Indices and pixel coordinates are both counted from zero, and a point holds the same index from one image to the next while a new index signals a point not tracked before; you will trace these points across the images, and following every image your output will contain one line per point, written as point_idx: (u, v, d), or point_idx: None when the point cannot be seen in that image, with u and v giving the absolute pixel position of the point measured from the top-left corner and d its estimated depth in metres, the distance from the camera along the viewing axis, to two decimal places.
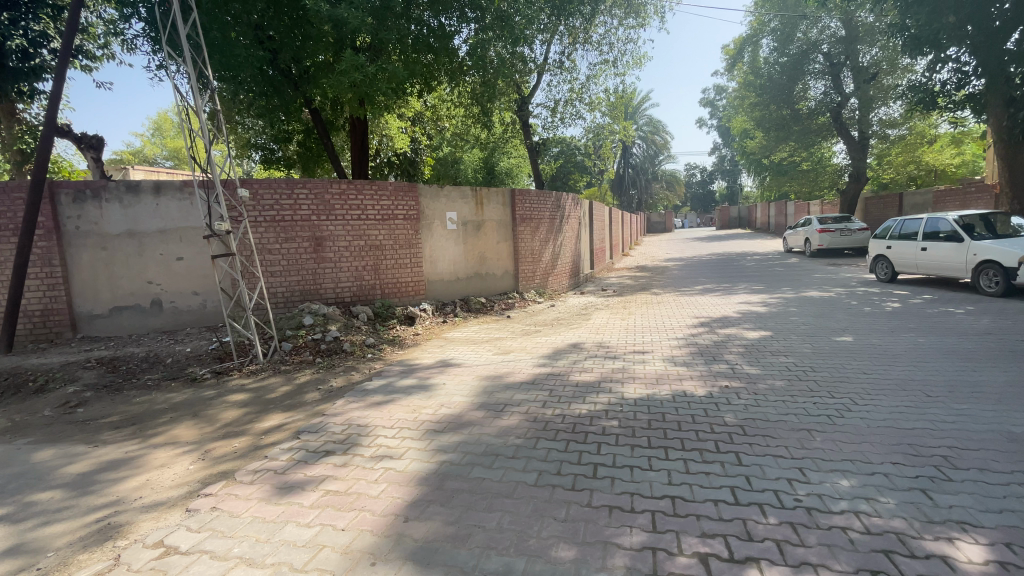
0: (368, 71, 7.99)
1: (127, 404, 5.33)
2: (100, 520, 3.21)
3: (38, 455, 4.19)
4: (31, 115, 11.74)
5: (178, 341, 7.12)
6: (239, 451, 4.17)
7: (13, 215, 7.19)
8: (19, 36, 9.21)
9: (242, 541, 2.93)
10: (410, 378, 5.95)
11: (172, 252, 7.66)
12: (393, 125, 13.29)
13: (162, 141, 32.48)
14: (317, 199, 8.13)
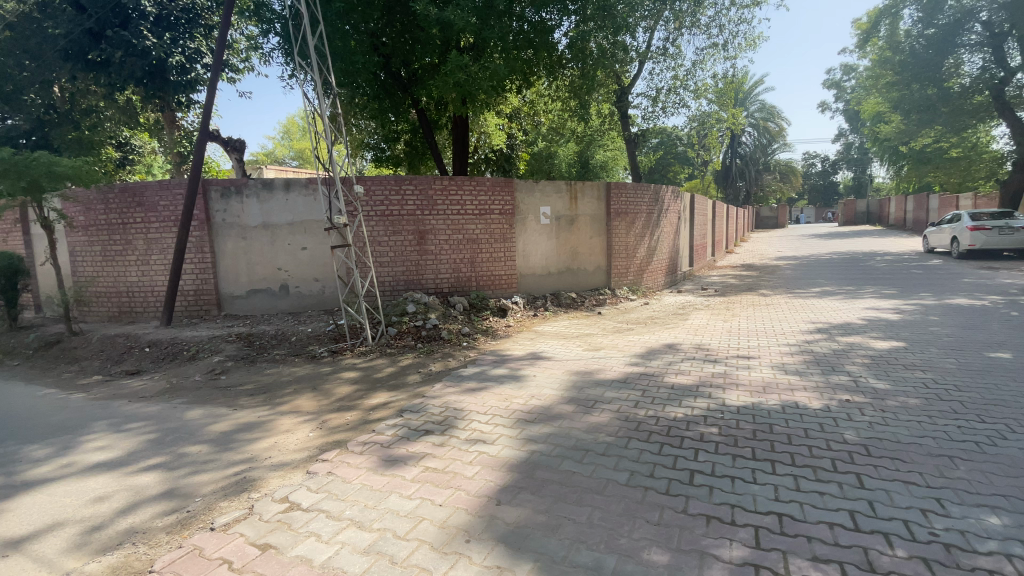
0: (471, 71, 8.28)
1: (259, 375, 6.09)
2: (238, 474, 3.70)
3: (191, 413, 4.94)
4: (188, 123, 13.83)
5: (300, 322, 7.96)
6: (350, 424, 4.58)
7: (175, 207, 8.48)
8: (179, 53, 10.97)
9: (353, 505, 3.22)
10: (502, 368, 6.11)
11: (298, 243, 8.57)
12: (491, 122, 13.61)
13: (289, 143, 36.45)
14: (421, 194, 8.61)
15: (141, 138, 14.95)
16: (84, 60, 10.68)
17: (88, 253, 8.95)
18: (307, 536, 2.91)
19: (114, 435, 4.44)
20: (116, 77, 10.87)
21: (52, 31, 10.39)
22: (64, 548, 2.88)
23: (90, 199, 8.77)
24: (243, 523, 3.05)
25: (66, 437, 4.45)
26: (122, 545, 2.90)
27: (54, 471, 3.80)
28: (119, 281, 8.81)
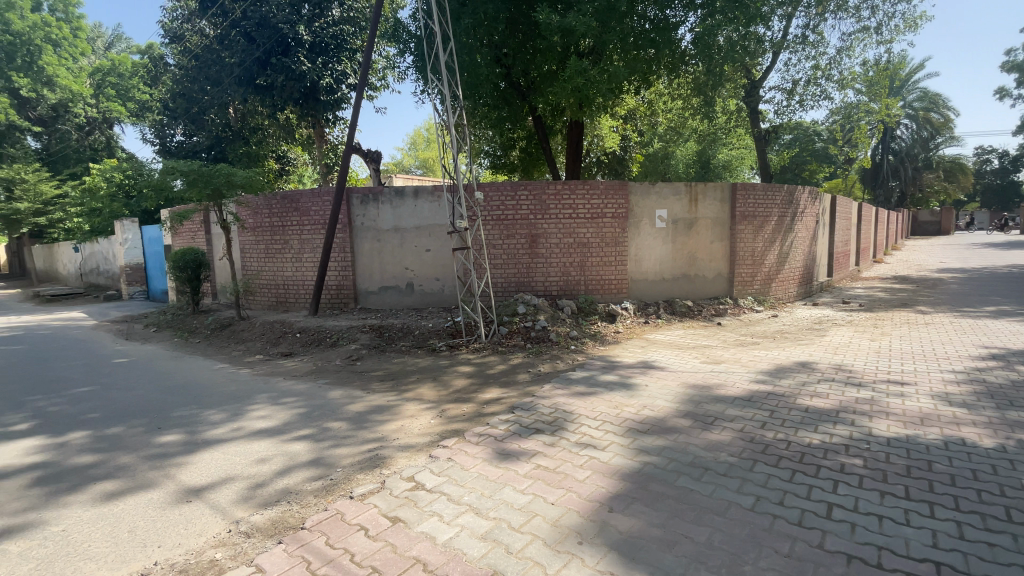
0: (590, 75, 8.29)
1: (387, 364, 6.69)
2: (371, 451, 4.10)
3: (332, 393, 5.58)
4: (334, 138, 15.70)
5: (422, 317, 8.57)
6: (466, 415, 4.84)
7: (323, 212, 9.65)
8: (328, 76, 12.59)
9: (471, 492, 3.40)
10: (612, 374, 6.01)
11: (423, 245, 9.26)
12: (606, 125, 13.49)
13: (414, 154, 39.63)
14: (534, 199, 8.81)
15: (296, 152, 17.24)
16: (253, 85, 12.56)
17: (255, 251, 10.54)
18: (430, 516, 3.13)
19: (272, 407, 5.17)
20: (277, 98, 12.64)
21: (230, 60, 12.39)
22: (238, 496, 3.42)
23: (258, 205, 10.32)
24: (376, 495, 3.37)
25: (237, 405, 5.27)
26: (281, 501, 3.36)
27: (229, 433, 4.52)
28: (278, 275, 10.26)
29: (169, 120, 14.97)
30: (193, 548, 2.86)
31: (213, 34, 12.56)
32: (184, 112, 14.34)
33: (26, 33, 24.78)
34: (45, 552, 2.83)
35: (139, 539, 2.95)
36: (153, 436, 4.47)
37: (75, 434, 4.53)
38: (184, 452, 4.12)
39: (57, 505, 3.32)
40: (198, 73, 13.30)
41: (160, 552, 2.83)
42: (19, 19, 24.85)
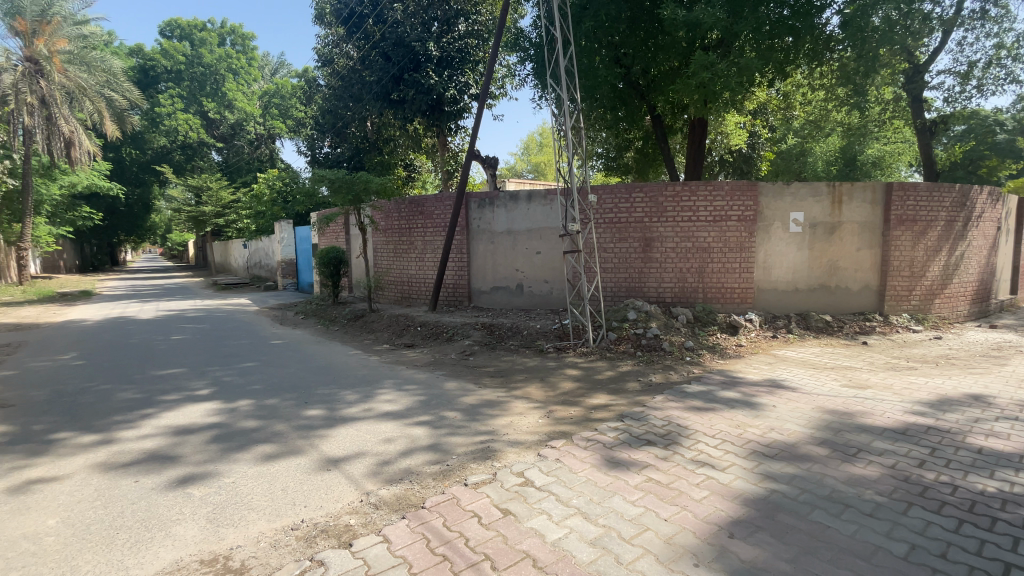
0: (718, 68, 7.81)
1: (498, 361, 6.94)
2: (483, 443, 4.27)
3: (447, 385, 5.93)
4: (455, 146, 16.70)
5: (532, 318, 8.72)
6: (575, 418, 4.83)
7: (445, 215, 10.31)
8: (453, 88, 13.42)
9: (580, 496, 3.39)
10: (732, 390, 5.58)
11: (535, 248, 9.42)
12: (733, 121, 12.60)
13: (527, 158, 40.72)
14: (650, 202, 8.56)
15: (421, 160, 18.60)
16: (388, 100, 13.81)
17: (385, 251, 11.62)
18: (540, 513, 3.18)
19: (396, 393, 5.63)
20: (408, 111, 13.79)
21: (369, 79, 13.74)
22: (368, 471, 3.78)
23: (390, 209, 11.38)
24: (489, 486, 3.52)
25: (366, 388, 5.84)
26: (404, 479, 3.65)
27: (360, 413, 5.02)
28: (403, 273, 11.18)
29: (319, 135, 17.01)
30: (332, 512, 3.23)
31: (357, 56, 14.00)
32: (331, 127, 16.15)
33: (213, 66, 31.72)
34: (221, 498, 3.39)
35: (290, 497, 3.40)
36: (300, 409, 5.12)
37: (242, 401, 5.36)
38: (325, 426, 4.66)
39: (229, 460, 3.96)
40: (343, 92, 14.93)
41: (306, 512, 3.23)
42: (210, 55, 31.76)
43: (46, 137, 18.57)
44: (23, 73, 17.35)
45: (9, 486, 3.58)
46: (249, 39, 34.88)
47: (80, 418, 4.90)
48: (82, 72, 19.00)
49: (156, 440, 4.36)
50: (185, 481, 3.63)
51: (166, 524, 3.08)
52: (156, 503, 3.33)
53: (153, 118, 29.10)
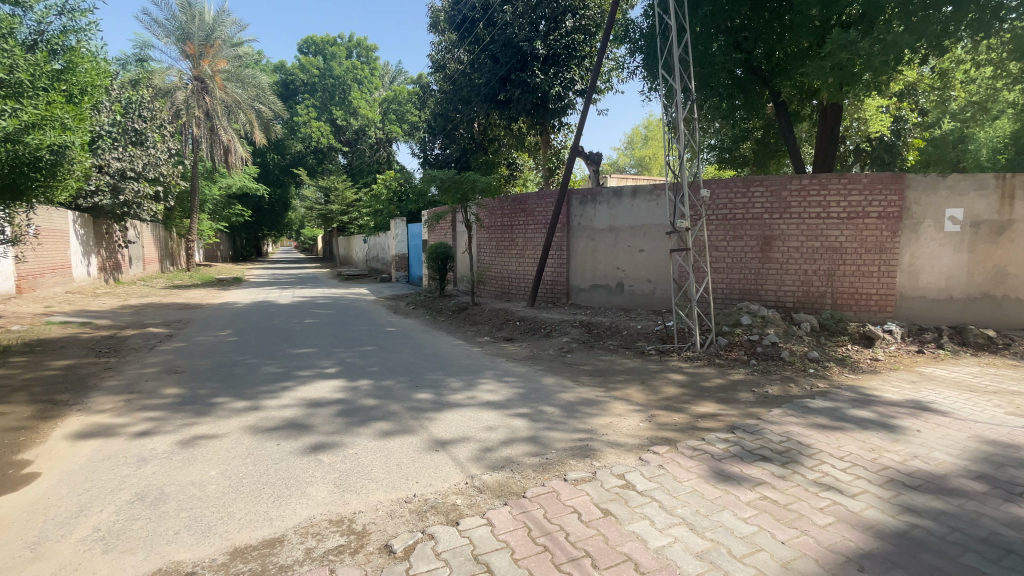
0: (860, 47, 6.93)
1: (597, 360, 6.87)
2: (582, 440, 4.26)
3: (546, 380, 6.00)
4: (558, 143, 16.88)
5: (632, 318, 8.48)
6: (679, 425, 4.62)
7: (546, 212, 10.43)
8: (559, 85, 13.50)
9: (686, 506, 3.24)
10: (865, 409, 4.96)
11: (637, 245, 9.12)
12: (873, 106, 11.18)
13: (631, 153, 39.76)
14: (771, 197, 7.89)
15: (524, 159, 18.97)
16: (495, 100, 14.27)
17: (488, 247, 12.06)
18: (642, 517, 3.10)
19: (497, 383, 5.83)
20: (513, 110, 14.15)
21: (478, 81, 14.27)
22: (472, 455, 3.96)
23: (494, 207, 11.80)
24: (589, 484, 3.51)
25: (470, 377, 6.11)
26: (505, 468, 3.77)
27: (464, 400, 5.27)
28: (504, 269, 11.51)
29: (430, 137, 18.06)
30: (440, 491, 3.43)
31: (467, 60, 14.57)
32: (442, 129, 16.91)
33: (341, 78, 35.02)
34: (345, 467, 3.76)
35: (403, 473, 3.67)
36: (410, 392, 5.51)
37: (361, 381, 5.90)
38: (433, 410, 4.96)
39: (352, 434, 4.37)
40: (453, 96, 15.66)
41: (418, 487, 3.48)
42: (339, 67, 35.14)
43: (210, 145, 21.98)
44: (193, 90, 20.65)
45: (183, 438, 4.30)
46: (372, 51, 37.99)
47: (234, 385, 5.74)
48: (237, 88, 22.07)
49: (292, 410, 4.96)
50: (315, 449, 4.08)
51: (301, 485, 3.50)
52: (293, 465, 3.79)
53: (291, 126, 32.95)
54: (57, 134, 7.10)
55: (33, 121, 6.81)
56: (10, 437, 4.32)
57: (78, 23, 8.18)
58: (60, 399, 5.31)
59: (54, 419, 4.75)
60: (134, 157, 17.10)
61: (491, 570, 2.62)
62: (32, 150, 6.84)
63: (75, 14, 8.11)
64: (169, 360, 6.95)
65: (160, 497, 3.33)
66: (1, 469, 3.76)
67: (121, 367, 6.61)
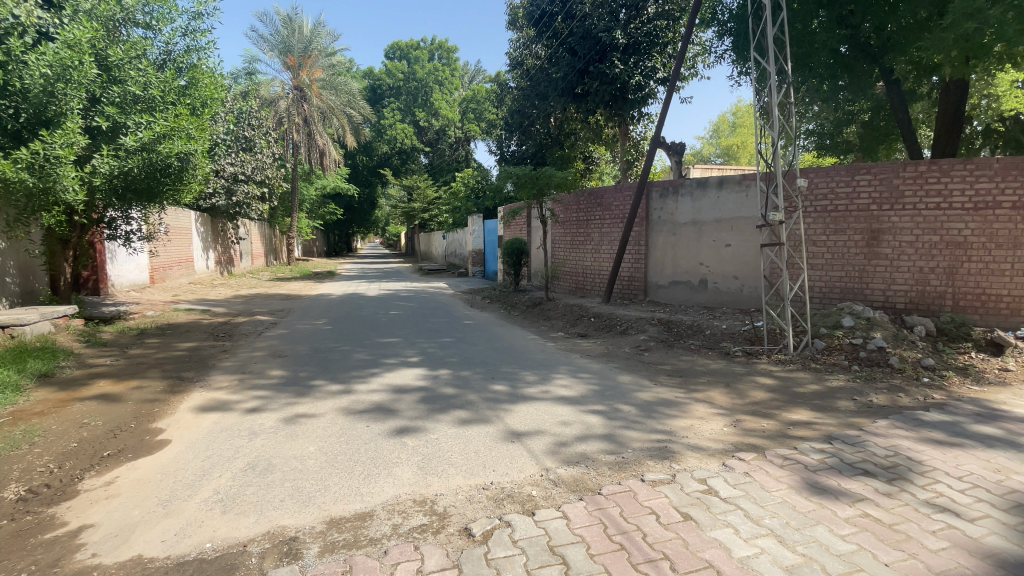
0: (990, 15, 6.01)
1: (677, 360, 6.62)
2: (660, 442, 4.14)
3: (622, 378, 5.89)
4: (638, 134, 16.45)
5: (716, 317, 8.08)
6: (767, 432, 4.35)
7: (623, 206, 10.21)
8: (639, 75, 13.14)
9: (774, 517, 3.05)
10: (992, 426, 4.35)
11: (723, 240, 8.66)
12: (1009, 79, 9.73)
13: (717, 141, 37.59)
14: (881, 186, 7.17)
15: (600, 152, 18.69)
16: (572, 94, 14.17)
17: (563, 243, 12.05)
18: (725, 525, 2.97)
19: (572, 379, 5.83)
20: (591, 103, 13.98)
21: (555, 75, 14.16)
22: (547, 449, 4.00)
23: (569, 202, 11.77)
24: (668, 486, 3.41)
25: (544, 371, 6.16)
26: (580, 463, 3.77)
27: (539, 394, 5.32)
28: (579, 265, 11.45)
29: (507, 134, 18.32)
30: (516, 480, 3.52)
31: (545, 55, 14.46)
32: (519, 125, 17.11)
33: (424, 80, 36.42)
34: (427, 451, 3.97)
35: (480, 460, 3.80)
36: (487, 383, 5.68)
37: (441, 371, 6.17)
38: (509, 402, 5.07)
39: (433, 420, 4.59)
40: (530, 92, 15.66)
41: (494, 475, 3.58)
42: (421, 70, 36.52)
43: (307, 149, 23.91)
44: (294, 99, 22.52)
45: (286, 416, 4.75)
46: (452, 52, 39.07)
47: (328, 370, 6.24)
48: (331, 95, 23.73)
49: (379, 395, 5.31)
50: (400, 432, 4.34)
51: (387, 465, 3.74)
52: (380, 447, 4.05)
53: (378, 129, 34.92)
54: (184, 143, 8.02)
55: (164, 132, 7.81)
56: (149, 407, 5.03)
57: (199, 43, 9.25)
58: (187, 376, 6.09)
59: (183, 394, 5.47)
60: (244, 161, 19.02)
61: (566, 562, 2.64)
62: (163, 157, 7.84)
63: (196, 35, 9.17)
64: (274, 345, 7.70)
65: (268, 468, 3.71)
66: (144, 434, 4.40)
67: (235, 350, 7.44)
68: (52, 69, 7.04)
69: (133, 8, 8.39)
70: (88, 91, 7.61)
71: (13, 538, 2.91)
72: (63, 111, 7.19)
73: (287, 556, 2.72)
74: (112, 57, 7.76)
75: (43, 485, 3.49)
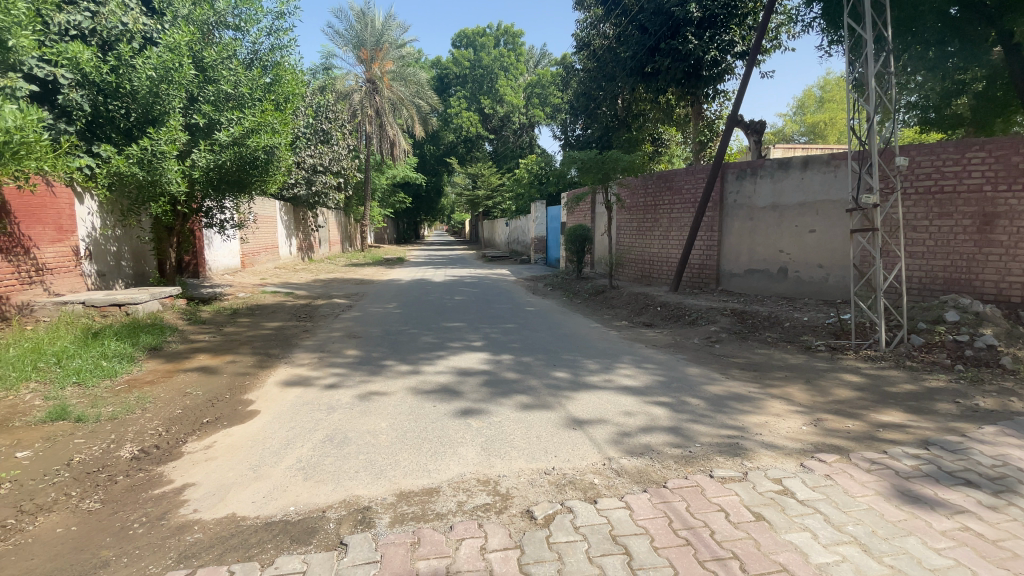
0: None
1: (751, 353, 6.27)
2: (731, 438, 3.95)
3: (691, 370, 5.68)
4: (711, 113, 15.64)
5: (797, 309, 7.54)
6: (852, 433, 4.02)
7: (695, 189, 9.73)
8: (715, 49, 12.36)
9: (858, 524, 2.83)
10: None
11: (807, 225, 8.03)
12: None
13: (801, 119, 34.77)
14: (997, 163, 6.30)
15: (670, 133, 17.93)
16: (641, 74, 13.60)
17: (629, 229, 11.74)
18: (801, 528, 2.80)
19: (636, 369, 5.70)
20: (662, 82, 13.37)
21: (624, 55, 13.60)
22: (609, 438, 3.95)
23: (637, 186, 11.43)
24: (739, 484, 3.26)
25: (607, 360, 6.07)
26: (645, 455, 3.69)
27: (603, 382, 5.26)
28: (645, 252, 11.10)
29: (573, 118, 18.03)
30: (578, 468, 3.51)
31: (613, 34, 13.87)
32: (585, 108, 16.73)
33: (490, 67, 36.53)
34: (491, 433, 4.06)
35: (542, 445, 3.83)
36: (548, 370, 5.70)
37: (503, 356, 6.26)
38: (571, 389, 5.05)
39: (495, 403, 4.68)
40: (597, 73, 15.17)
41: (556, 461, 3.60)
42: (487, 57, 36.55)
43: (379, 140, 24.87)
44: (366, 92, 23.47)
45: (360, 393, 5.05)
46: (518, 37, 38.75)
47: (398, 352, 6.52)
48: (401, 87, 24.45)
49: (444, 376, 5.50)
50: (464, 413, 4.47)
51: (452, 444, 3.86)
52: (446, 426, 4.20)
53: (445, 118, 35.58)
54: (269, 137, 8.58)
55: (252, 127, 8.41)
56: (242, 380, 5.54)
57: (282, 41, 9.84)
58: (273, 353, 6.62)
59: (270, 369, 5.95)
60: (321, 153, 20.13)
61: (629, 552, 2.62)
62: (251, 151, 8.47)
63: (280, 34, 9.75)
64: (349, 327, 8.18)
65: (344, 441, 3.97)
66: (237, 404, 4.84)
67: (314, 331, 7.97)
68: (156, 71, 7.80)
69: (224, 11, 9.05)
70: (187, 91, 8.31)
71: (129, 492, 3.33)
72: (167, 109, 7.95)
73: (361, 524, 2.89)
74: (207, 58, 8.46)
75: (153, 446, 3.95)
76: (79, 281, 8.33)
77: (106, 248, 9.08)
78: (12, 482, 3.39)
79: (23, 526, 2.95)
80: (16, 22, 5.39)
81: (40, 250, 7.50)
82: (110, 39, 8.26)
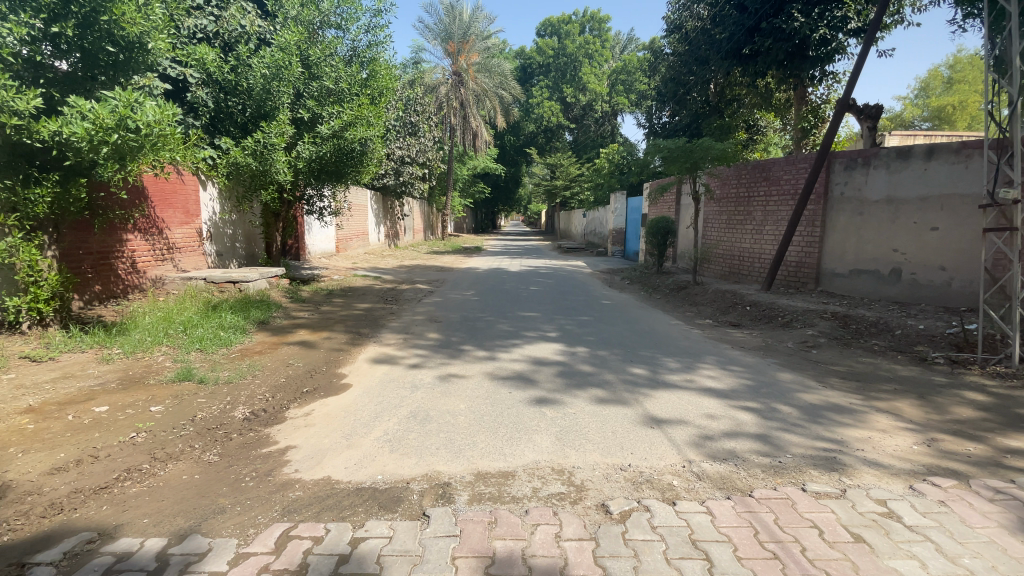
0: None
1: (853, 361, 5.74)
2: (827, 451, 3.66)
3: (782, 375, 5.31)
4: (816, 96, 14.23)
5: (911, 315, 6.76)
6: (975, 458, 3.55)
7: (795, 180, 8.98)
8: (824, 27, 11.04)
9: (977, 558, 2.51)
10: None
11: (928, 221, 7.14)
12: None
13: (924, 102, 30.64)
14: None
15: (767, 119, 16.70)
16: (738, 56, 12.74)
17: (718, 222, 11.15)
18: (908, 555, 2.54)
19: (720, 370, 5.43)
20: (761, 65, 12.44)
21: (719, 36, 12.76)
22: (690, 440, 3.81)
23: (729, 176, 10.78)
24: (835, 501, 3.02)
25: (688, 359, 5.83)
26: (728, 460, 3.52)
27: (684, 382, 5.07)
28: (735, 247, 10.50)
29: (660, 104, 17.41)
30: (655, 467, 3.43)
31: (708, 15, 13.05)
32: (674, 95, 16.03)
33: (573, 55, 35.94)
34: (566, 423, 4.07)
35: (619, 441, 3.78)
36: (625, 365, 5.59)
37: (579, 348, 6.23)
38: (649, 386, 4.92)
39: (571, 395, 4.68)
40: (688, 57, 14.39)
41: (633, 458, 3.54)
42: (572, 45, 35.90)
43: (462, 131, 25.50)
44: (452, 84, 24.11)
45: (441, 375, 5.27)
46: (604, 22, 37.65)
47: (476, 338, 6.71)
48: (485, 78, 24.87)
49: (520, 364, 5.59)
50: (540, 402, 4.52)
51: (527, 431, 3.92)
52: (522, 413, 4.27)
53: (527, 108, 35.63)
54: (364, 129, 9.10)
55: (349, 120, 8.95)
56: (336, 355, 6.00)
57: (378, 37, 10.33)
58: (362, 332, 7.09)
59: (360, 347, 6.38)
60: (408, 144, 21.03)
61: (710, 559, 2.53)
62: (348, 143, 9.04)
63: (377, 30, 10.26)
64: (431, 311, 8.54)
65: (426, 419, 4.16)
66: (331, 378, 5.25)
67: (399, 313, 8.42)
68: (269, 69, 8.57)
69: (328, 11, 9.62)
70: (294, 87, 9.00)
71: (242, 448, 3.75)
72: (277, 104, 8.69)
73: (441, 498, 3.04)
74: (313, 56, 9.10)
75: (261, 410, 4.41)
76: (202, 260, 9.42)
77: (224, 231, 10.17)
78: (148, 431, 3.95)
79: (156, 471, 3.43)
80: (153, 26, 6.05)
81: (171, 231, 8.56)
82: (230, 40, 9.24)
